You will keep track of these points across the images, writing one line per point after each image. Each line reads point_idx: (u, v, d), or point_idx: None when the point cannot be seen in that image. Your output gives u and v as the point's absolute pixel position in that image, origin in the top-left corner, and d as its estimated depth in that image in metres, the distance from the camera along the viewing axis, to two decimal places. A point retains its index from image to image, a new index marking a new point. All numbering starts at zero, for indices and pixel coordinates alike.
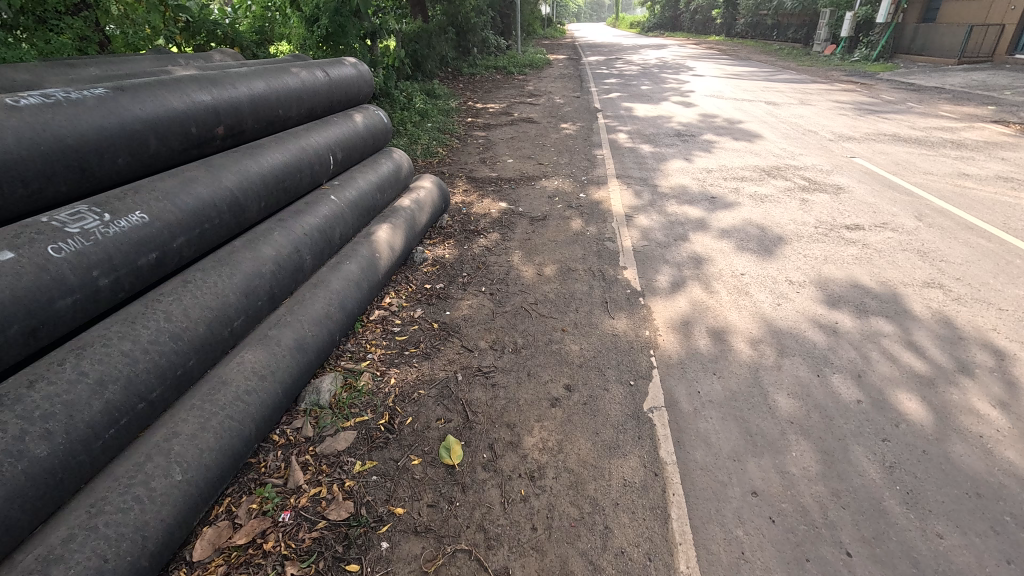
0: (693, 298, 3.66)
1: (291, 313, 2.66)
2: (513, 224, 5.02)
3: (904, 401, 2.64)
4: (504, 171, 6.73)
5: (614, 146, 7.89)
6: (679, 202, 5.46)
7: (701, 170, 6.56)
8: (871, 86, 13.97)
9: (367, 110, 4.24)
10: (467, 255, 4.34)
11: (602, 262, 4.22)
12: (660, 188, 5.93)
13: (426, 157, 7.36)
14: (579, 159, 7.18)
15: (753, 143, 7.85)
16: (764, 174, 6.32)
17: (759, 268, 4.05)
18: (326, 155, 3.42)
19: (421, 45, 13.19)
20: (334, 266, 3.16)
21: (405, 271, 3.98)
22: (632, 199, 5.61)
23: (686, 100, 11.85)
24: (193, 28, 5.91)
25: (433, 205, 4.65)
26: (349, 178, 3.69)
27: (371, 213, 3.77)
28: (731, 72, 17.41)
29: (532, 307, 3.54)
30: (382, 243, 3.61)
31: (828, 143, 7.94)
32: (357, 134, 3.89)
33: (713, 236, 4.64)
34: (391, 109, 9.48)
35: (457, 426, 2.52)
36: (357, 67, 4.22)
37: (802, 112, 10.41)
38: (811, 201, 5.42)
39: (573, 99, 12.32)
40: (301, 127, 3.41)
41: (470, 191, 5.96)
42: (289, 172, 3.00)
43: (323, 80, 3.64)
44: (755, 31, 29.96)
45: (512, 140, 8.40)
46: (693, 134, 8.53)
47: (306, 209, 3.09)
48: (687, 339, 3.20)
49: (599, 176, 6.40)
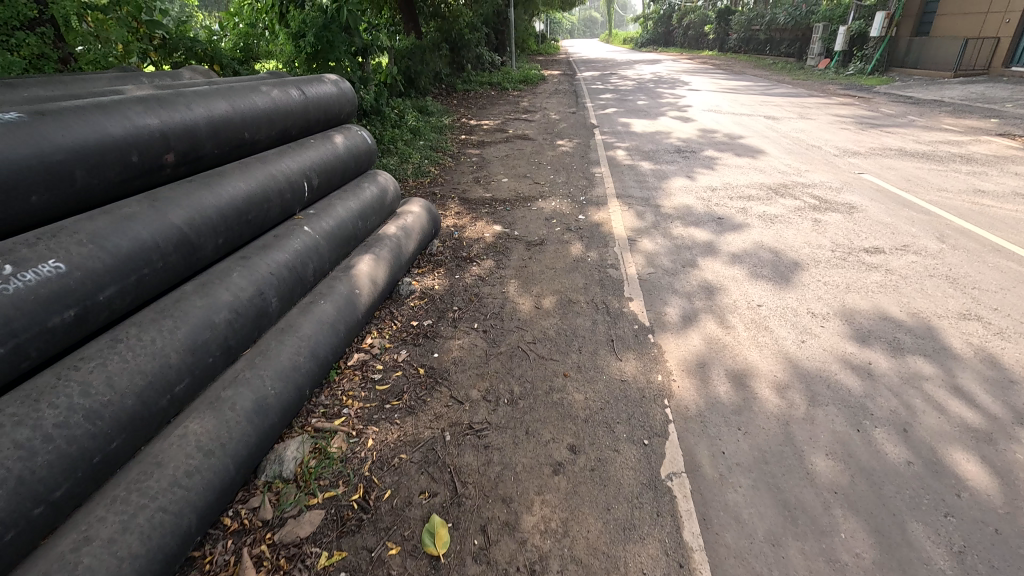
0: (708, 336, 3.31)
1: (250, 368, 2.28)
2: (508, 250, 4.68)
3: (962, 463, 2.29)
4: (498, 191, 6.43)
5: (613, 163, 7.62)
6: (684, 224, 5.15)
7: (705, 188, 6.28)
8: (869, 100, 13.84)
9: (349, 130, 3.92)
10: (458, 286, 3.99)
11: (605, 292, 3.89)
12: (663, 208, 5.63)
13: (417, 176, 7.06)
14: (577, 178, 6.89)
15: (757, 159, 7.59)
16: (771, 192, 6.03)
17: (778, 298, 3.71)
18: (300, 181, 3.08)
19: (414, 61, 13.01)
20: (305, 307, 2.80)
21: (390, 306, 3.62)
22: (635, 221, 5.30)
23: (684, 115, 11.66)
24: (170, 45, 5.63)
25: (422, 230, 4.32)
26: (326, 206, 3.35)
27: (351, 244, 3.43)
28: (727, 86, 17.31)
29: (530, 348, 3.19)
30: (362, 277, 3.26)
31: (833, 158, 7.70)
32: (336, 156, 3.56)
33: (724, 262, 4.31)
34: (382, 127, 9.22)
35: (444, 501, 2.15)
36: (338, 85, 3.91)
37: (803, 126, 10.21)
38: (824, 222, 5.12)
39: (569, 115, 12.11)
40: (271, 151, 3.08)
41: (463, 214, 5.63)
42: (253, 203, 2.66)
43: (298, 99, 3.32)
44: (748, 45, 30.13)
45: (506, 158, 8.12)
46: (694, 150, 8.28)
47: (274, 244, 2.75)
48: (706, 385, 2.84)
49: (598, 196, 6.10)
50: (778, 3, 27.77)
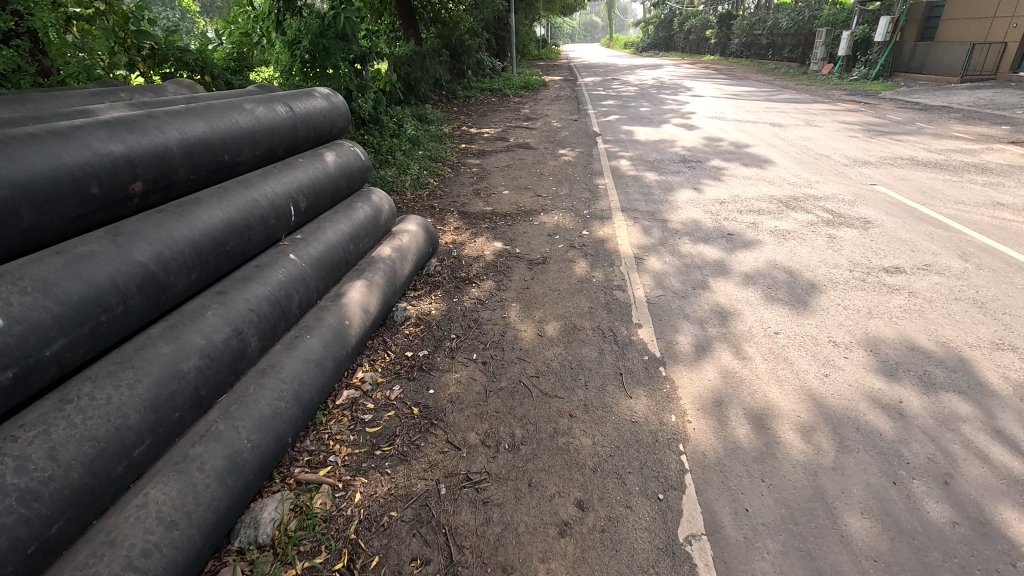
0: (723, 368, 3.08)
1: (223, 419, 2.06)
2: (509, 270, 4.46)
3: (1013, 524, 2.06)
4: (499, 204, 6.23)
5: (617, 174, 7.41)
6: (693, 241, 4.94)
7: (713, 201, 6.06)
8: (875, 106, 13.65)
9: (342, 147, 3.73)
10: (456, 310, 3.77)
11: (612, 317, 3.67)
12: (670, 223, 5.42)
13: (416, 188, 6.86)
14: (580, 190, 6.68)
15: (765, 169, 7.38)
16: (782, 206, 5.82)
17: (797, 325, 3.49)
18: (285, 205, 2.88)
19: (414, 68, 12.85)
20: (289, 343, 2.58)
21: (383, 335, 3.40)
22: (641, 237, 5.08)
23: (687, 122, 11.47)
24: (159, 55, 5.46)
25: (419, 250, 4.12)
26: (315, 230, 3.15)
27: (342, 269, 3.22)
28: (730, 92, 17.14)
29: (533, 382, 2.96)
30: (353, 306, 3.05)
31: (843, 168, 7.49)
32: (327, 176, 3.36)
33: (737, 284, 4.09)
34: (381, 136, 9.04)
35: (438, 570, 1.93)
36: (330, 99, 3.72)
37: (810, 133, 10.01)
38: (839, 239, 4.90)
39: (570, 123, 11.92)
40: (254, 173, 2.87)
41: (462, 229, 5.42)
42: (233, 232, 2.45)
43: (285, 116, 3.13)
44: (750, 50, 30.01)
45: (507, 168, 7.93)
46: (699, 159, 8.07)
47: (255, 275, 2.54)
48: (724, 427, 2.61)
49: (603, 210, 5.89)
50: (780, 7, 27.62)
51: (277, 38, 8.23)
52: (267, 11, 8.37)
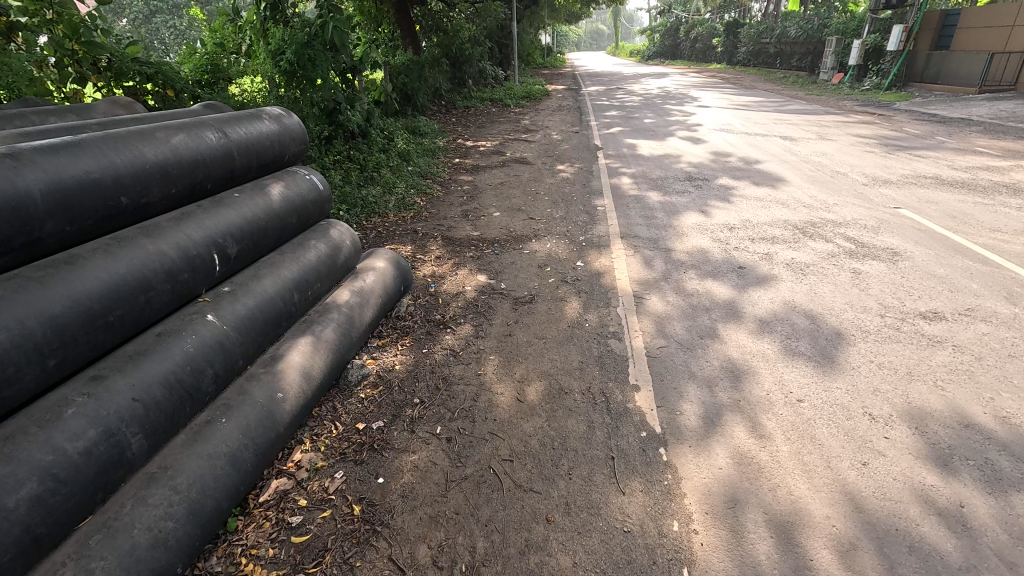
0: (738, 451, 2.53)
1: (74, 562, 1.56)
2: (490, 310, 3.94)
3: None
4: (488, 229, 5.72)
5: (618, 194, 6.90)
6: (700, 277, 4.41)
7: (721, 227, 5.54)
8: (890, 118, 13.12)
9: (294, 176, 3.25)
10: (424, 365, 3.25)
11: (605, 376, 3.13)
12: (674, 253, 4.90)
13: (400, 209, 6.37)
14: (577, 212, 6.17)
15: (777, 189, 6.85)
16: (798, 233, 5.28)
17: (825, 391, 2.93)
18: (207, 253, 2.38)
19: (411, 78, 12.43)
20: (195, 433, 2.08)
21: (333, 400, 2.89)
22: (642, 270, 4.56)
23: (694, 135, 10.97)
24: (115, 68, 4.98)
25: (385, 291, 3.62)
26: (250, 279, 2.65)
27: (282, 325, 2.71)
28: (738, 102, 16.61)
29: (504, 470, 2.44)
30: (290, 373, 2.54)
31: (862, 188, 6.96)
32: (270, 211, 2.87)
33: (751, 332, 3.55)
34: (369, 150, 8.57)
35: None
36: (281, 120, 3.24)
37: (824, 148, 9.48)
38: (865, 274, 4.36)
39: (571, 135, 11.43)
40: (169, 215, 2.38)
41: (444, 259, 4.91)
42: (120, 297, 1.95)
43: (216, 143, 2.64)
44: (757, 59, 29.63)
45: (501, 186, 7.44)
46: (706, 177, 7.54)
47: (152, 348, 2.03)
48: (740, 541, 2.08)
49: (600, 236, 5.38)
50: (789, 16, 27.19)
51: (262, 48, 7.87)
52: (252, 20, 8.04)
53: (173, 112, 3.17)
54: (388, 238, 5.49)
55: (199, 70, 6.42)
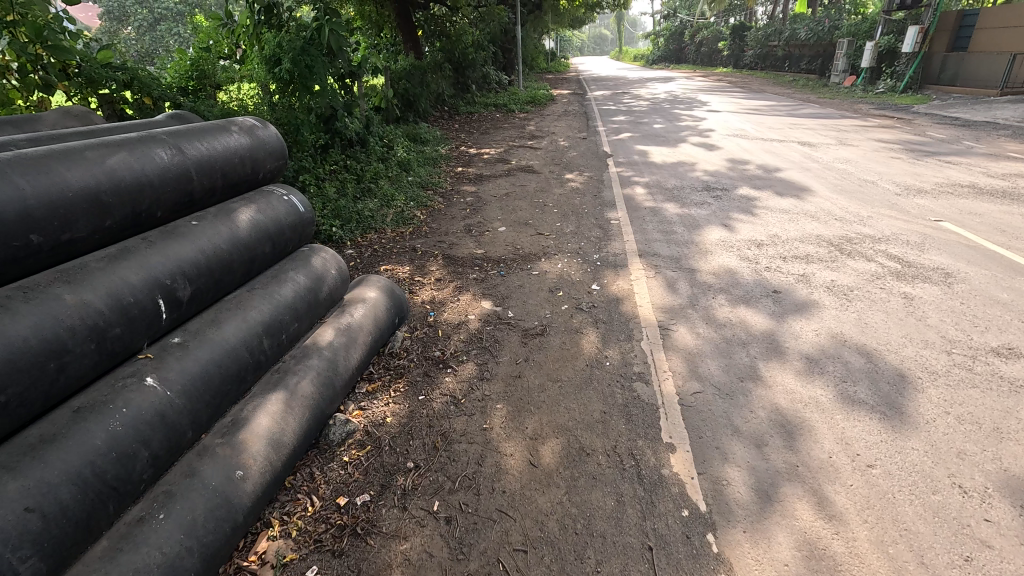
0: (805, 539, 2.04)
1: None
2: (496, 345, 3.48)
3: None
4: (493, 246, 5.27)
5: (631, 205, 6.44)
6: (731, 303, 3.93)
7: (748, 243, 5.07)
8: (910, 122, 12.64)
9: (269, 196, 2.82)
10: (420, 417, 2.78)
11: (633, 431, 2.66)
12: (699, 274, 4.44)
13: (398, 223, 5.93)
14: (589, 227, 5.71)
15: (804, 200, 6.38)
16: (835, 251, 4.80)
17: (899, 454, 2.44)
18: (149, 298, 1.93)
19: (413, 84, 12.02)
20: (121, 540, 1.62)
21: (310, 466, 2.43)
22: (666, 295, 4.09)
23: (707, 141, 10.52)
24: (85, 75, 4.56)
25: (377, 327, 3.16)
26: (209, 324, 2.20)
27: (247, 380, 2.25)
28: (748, 106, 16.15)
29: (516, 568, 1.97)
30: (254, 444, 2.08)
31: (896, 198, 6.48)
32: (237, 240, 2.44)
33: (800, 374, 3.06)
34: (368, 159, 8.16)
35: None
36: (253, 132, 2.81)
37: (846, 154, 9.01)
38: (919, 299, 3.88)
39: (579, 142, 11.00)
40: (104, 252, 1.94)
41: (444, 282, 4.45)
42: (18, 370, 1.50)
43: (168, 162, 2.21)
44: (764, 62, 29.24)
45: (507, 197, 6.99)
46: (725, 187, 7.07)
47: (66, 432, 1.58)
48: None
49: (616, 255, 4.92)
50: (797, 18, 26.76)
51: (256, 55, 7.50)
52: (246, 26, 7.67)
53: (128, 123, 2.75)
54: (385, 257, 5.04)
55: (185, 76, 6.00)
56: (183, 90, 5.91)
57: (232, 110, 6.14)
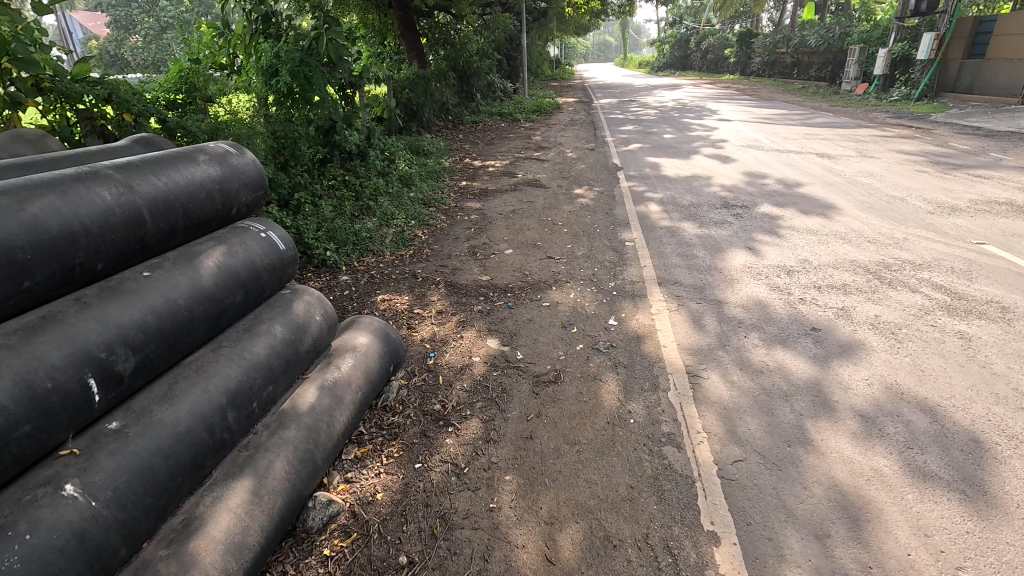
0: None
1: None
2: (504, 395, 3.08)
3: None
4: (499, 271, 4.88)
5: (646, 224, 6.04)
6: (766, 344, 3.51)
7: (777, 270, 4.67)
8: (930, 131, 12.22)
9: (243, 233, 2.44)
10: (415, 493, 2.38)
11: (667, 514, 2.25)
12: (727, 307, 4.03)
13: (398, 245, 5.55)
14: (602, 249, 5.33)
15: (831, 219, 5.97)
16: (874, 280, 4.38)
17: (993, 552, 2.02)
18: (75, 380, 1.55)
19: (417, 93, 11.70)
20: None
21: (283, 563, 2.04)
22: (691, 333, 3.69)
23: (720, 152, 10.14)
24: (57, 89, 4.19)
25: (368, 380, 2.78)
26: (158, 399, 1.82)
27: (205, 466, 1.87)
28: (760, 115, 15.77)
29: None
30: (209, 553, 1.69)
31: (930, 216, 6.06)
32: (199, 292, 2.06)
33: (857, 438, 2.64)
34: (368, 173, 7.81)
35: None
36: (225, 160, 2.44)
37: (869, 167, 8.60)
38: (978, 340, 3.45)
39: (587, 153, 10.63)
40: (23, 321, 1.57)
41: (446, 315, 4.06)
42: None
43: (112, 204, 1.84)
44: (773, 69, 28.88)
45: (513, 215, 6.62)
46: (745, 204, 6.67)
47: None
48: None
49: (633, 283, 4.53)
50: (806, 24, 26.36)
51: (253, 65, 7.23)
52: (243, 36, 7.50)
53: (81, 150, 2.39)
54: (382, 284, 4.65)
55: (176, 89, 5.65)
56: (172, 104, 5.54)
57: (223, 124, 5.80)
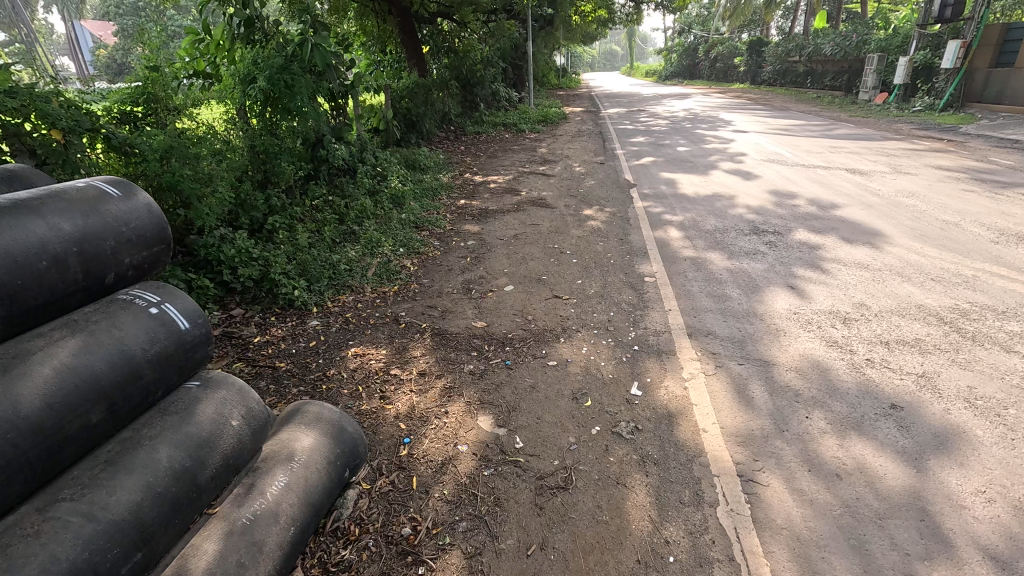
0: None
1: None
2: (498, 509, 2.31)
3: None
4: (497, 314, 4.13)
5: (667, 254, 5.28)
6: (837, 431, 2.72)
7: (830, 317, 3.90)
8: (964, 144, 11.41)
9: (118, 312, 1.70)
10: None
11: None
12: (777, 370, 3.26)
13: (381, 278, 4.82)
14: (618, 286, 4.57)
15: (881, 250, 5.19)
16: (952, 333, 3.60)
17: None
18: None
19: (416, 102, 11.05)
20: None
21: None
22: (738, 410, 2.91)
23: (741, 167, 9.38)
24: None
25: (310, 503, 2.01)
26: None
27: None
28: (778, 126, 14.99)
29: None
30: None
31: (995, 247, 5.26)
32: (11, 426, 1.31)
33: None
34: (357, 190, 7.11)
35: None
36: (98, 207, 1.72)
37: (909, 186, 7.81)
38: None
39: (597, 167, 9.89)
40: None
41: (429, 378, 3.29)
42: None
43: None
44: (786, 77, 28.17)
45: (515, 240, 5.88)
46: (777, 229, 5.90)
47: None
48: None
49: (658, 333, 3.77)
50: (820, 32, 25.66)
51: (231, 71, 6.53)
52: (221, 40, 6.89)
53: None
54: (357, 332, 3.90)
55: (132, 99, 4.80)
56: (125, 117, 4.75)
57: (191, 135, 5.01)
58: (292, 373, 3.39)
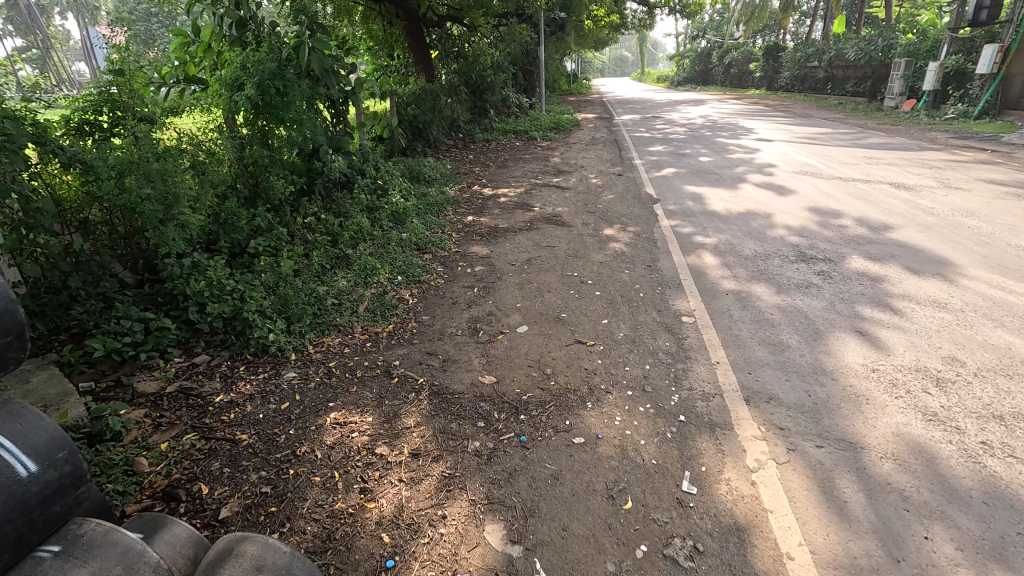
0: None
1: None
2: None
3: None
4: (510, 365, 3.45)
5: (704, 287, 4.57)
6: (974, 563, 2.00)
7: (918, 375, 3.17)
8: (1011, 155, 10.55)
9: None
10: None
11: None
12: (869, 457, 2.54)
13: (375, 315, 4.16)
14: (651, 328, 3.88)
15: (956, 284, 4.45)
16: None
17: None
18: None
19: (423, 109, 10.47)
20: None
21: None
22: (829, 522, 2.20)
23: (771, 180, 8.67)
24: None
25: None
26: None
27: None
28: (803, 134, 14.20)
29: None
30: None
31: None
32: None
33: None
34: (354, 205, 6.47)
35: None
36: None
37: (965, 203, 7.03)
38: None
39: (615, 179, 9.22)
40: None
41: (424, 460, 2.60)
42: None
43: None
44: (804, 83, 27.30)
45: (529, 265, 5.21)
46: (828, 255, 5.18)
47: None
48: None
49: (707, 397, 3.05)
50: (841, 36, 24.77)
51: (218, 76, 5.93)
52: (211, 42, 6.27)
53: None
54: (340, 388, 3.23)
55: (96, 107, 3.98)
56: (89, 128, 3.96)
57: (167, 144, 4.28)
58: (254, 449, 2.72)
